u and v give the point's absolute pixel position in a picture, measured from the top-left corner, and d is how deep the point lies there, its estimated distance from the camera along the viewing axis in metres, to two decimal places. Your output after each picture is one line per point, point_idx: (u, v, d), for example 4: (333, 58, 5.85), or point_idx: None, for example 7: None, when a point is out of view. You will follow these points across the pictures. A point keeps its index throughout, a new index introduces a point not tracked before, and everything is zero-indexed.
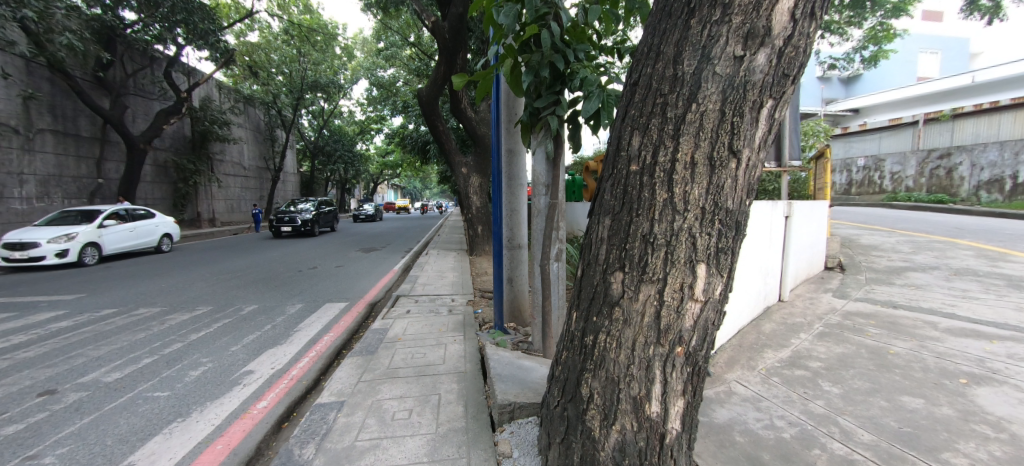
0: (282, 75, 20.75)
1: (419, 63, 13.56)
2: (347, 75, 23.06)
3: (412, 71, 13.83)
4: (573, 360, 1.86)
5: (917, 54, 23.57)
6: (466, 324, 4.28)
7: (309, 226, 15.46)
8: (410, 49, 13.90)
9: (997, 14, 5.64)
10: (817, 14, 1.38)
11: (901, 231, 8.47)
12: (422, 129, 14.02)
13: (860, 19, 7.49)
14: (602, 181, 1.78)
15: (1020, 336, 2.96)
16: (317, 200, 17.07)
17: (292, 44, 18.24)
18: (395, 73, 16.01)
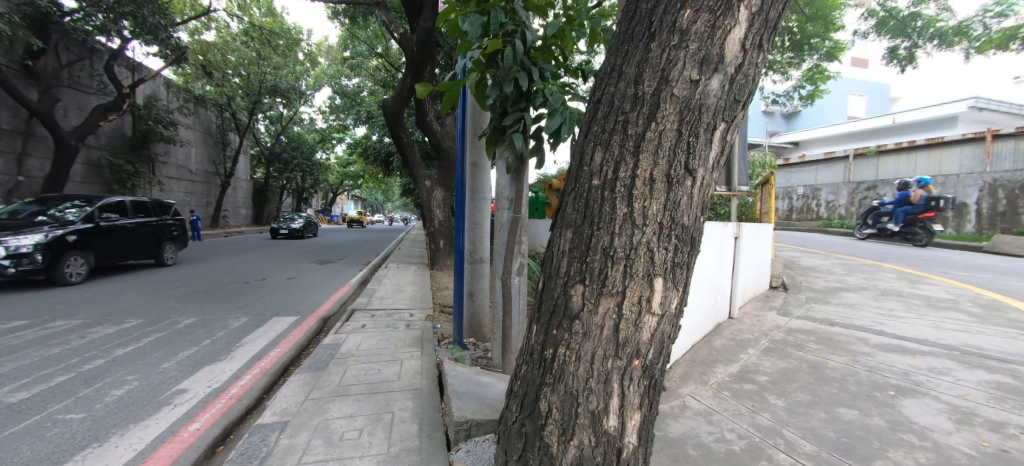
0: (239, 77, 19.88)
1: (385, 73, 13.44)
2: (310, 81, 22.51)
3: (378, 81, 13.68)
4: (532, 375, 1.83)
5: (846, 96, 26.30)
6: (423, 340, 4.14)
7: (43, 261, 6.82)
8: (377, 60, 13.78)
9: (911, 63, 6.40)
10: (763, 47, 1.51)
11: (835, 254, 9.19)
12: (386, 140, 13.81)
13: (798, 60, 8.25)
14: (564, 194, 1.81)
15: (938, 351, 3.26)
16: (109, 203, 8.41)
17: (252, 46, 17.51)
18: (360, 82, 15.77)
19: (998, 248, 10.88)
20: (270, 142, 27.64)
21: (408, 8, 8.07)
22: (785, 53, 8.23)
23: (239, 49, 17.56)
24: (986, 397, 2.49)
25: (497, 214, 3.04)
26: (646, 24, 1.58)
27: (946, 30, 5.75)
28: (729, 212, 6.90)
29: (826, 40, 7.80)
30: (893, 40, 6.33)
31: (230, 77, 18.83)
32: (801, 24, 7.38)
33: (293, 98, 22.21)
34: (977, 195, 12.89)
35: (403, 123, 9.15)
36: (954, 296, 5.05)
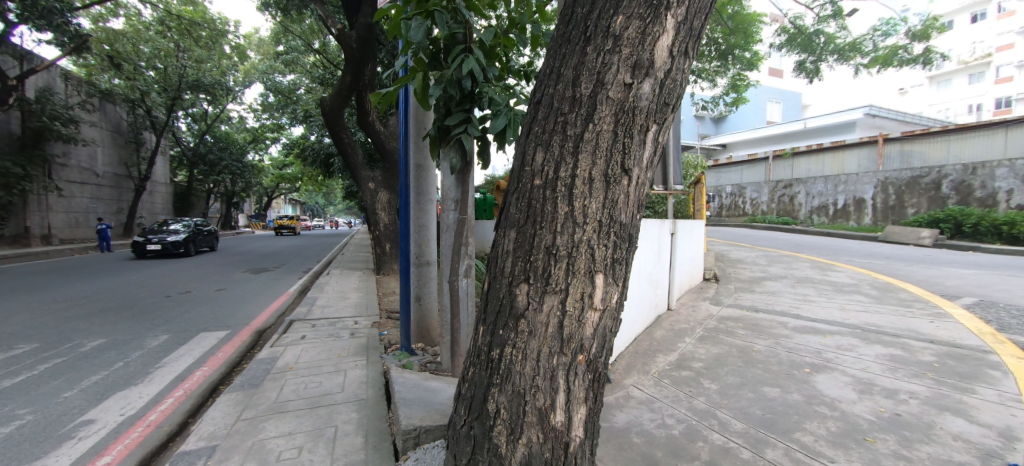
0: (154, 70, 18.08)
1: (323, 71, 12.80)
2: (238, 77, 21.09)
3: (315, 78, 13.03)
4: (479, 377, 1.82)
5: (766, 103, 28.97)
6: (369, 348, 3.98)
7: None
8: (314, 56, 13.14)
9: (816, 75, 7.16)
10: (688, 54, 1.61)
11: (760, 247, 10.06)
12: (326, 141, 13.22)
13: (724, 69, 8.97)
14: (507, 195, 1.82)
15: (844, 330, 3.67)
16: None
17: (170, 37, 16.01)
18: (296, 79, 15.01)
19: (889, 237, 12.50)
20: (194, 142, 25.34)
21: (346, 4, 7.79)
22: (711, 61, 8.86)
23: (153, 40, 15.99)
24: (881, 368, 2.84)
25: (443, 216, 3.00)
26: (582, 28, 1.63)
27: (843, 46, 6.50)
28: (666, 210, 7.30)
29: (746, 51, 8.51)
30: (801, 54, 7.06)
31: (143, 70, 17.05)
32: (724, 36, 8.03)
33: (219, 94, 20.62)
34: (872, 191, 14.79)
35: (344, 123, 8.81)
36: (855, 281, 5.71)
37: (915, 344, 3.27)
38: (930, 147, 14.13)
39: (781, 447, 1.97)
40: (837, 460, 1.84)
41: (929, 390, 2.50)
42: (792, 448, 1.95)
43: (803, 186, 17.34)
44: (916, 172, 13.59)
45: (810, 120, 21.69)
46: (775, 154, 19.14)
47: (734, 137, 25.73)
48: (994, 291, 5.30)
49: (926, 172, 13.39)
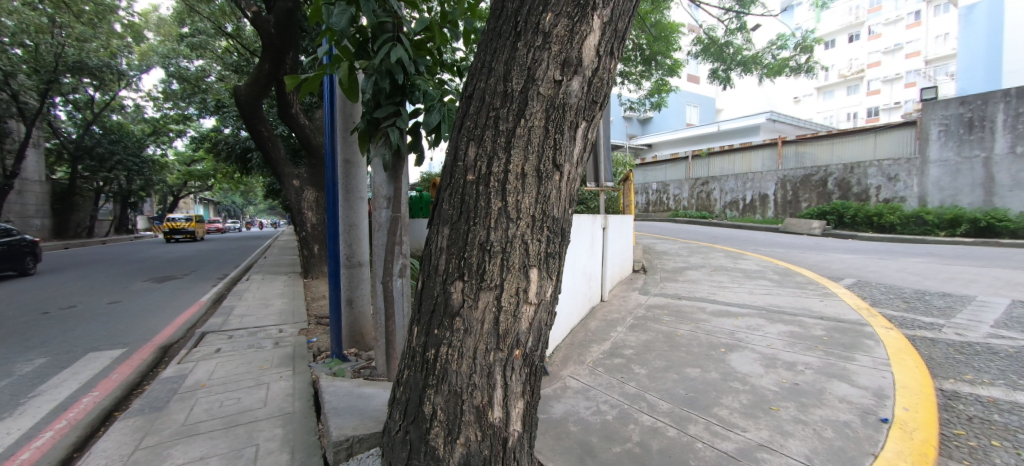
0: (19, 47, 15.30)
1: (237, 57, 11.69)
2: (133, 60, 18.56)
3: (228, 65, 11.85)
4: (414, 379, 1.78)
5: (686, 107, 31.47)
6: (296, 357, 3.71)
7: None
8: (226, 40, 11.91)
9: (726, 83, 7.81)
10: (614, 54, 1.67)
11: (681, 239, 10.89)
12: (242, 134, 12.13)
13: (648, 74, 9.58)
14: (439, 191, 1.79)
15: (753, 312, 4.10)
16: None
17: (39, 9, 13.62)
18: (204, 65, 13.53)
19: (789, 228, 14.20)
20: (76, 134, 21.80)
21: None
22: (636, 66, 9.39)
23: (18, 11, 13.56)
24: (783, 344, 3.20)
25: (374, 214, 2.89)
26: (512, 23, 1.64)
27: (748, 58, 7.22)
28: (597, 205, 7.60)
29: (667, 58, 9.14)
30: (714, 63, 7.65)
31: None
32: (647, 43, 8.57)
33: (107, 78, 17.95)
34: (774, 188, 16.66)
35: (263, 115, 8.18)
36: (760, 267, 6.40)
37: (808, 321, 3.74)
38: (819, 148, 15.80)
39: (702, 422, 2.17)
40: (747, 430, 2.07)
41: (820, 360, 2.87)
42: (712, 423, 2.15)
43: (718, 183, 19.02)
44: (808, 171, 15.59)
45: (725, 123, 23.88)
46: (694, 154, 20.37)
47: (659, 138, 27.50)
48: (865, 272, 6.24)
49: (815, 171, 15.41)
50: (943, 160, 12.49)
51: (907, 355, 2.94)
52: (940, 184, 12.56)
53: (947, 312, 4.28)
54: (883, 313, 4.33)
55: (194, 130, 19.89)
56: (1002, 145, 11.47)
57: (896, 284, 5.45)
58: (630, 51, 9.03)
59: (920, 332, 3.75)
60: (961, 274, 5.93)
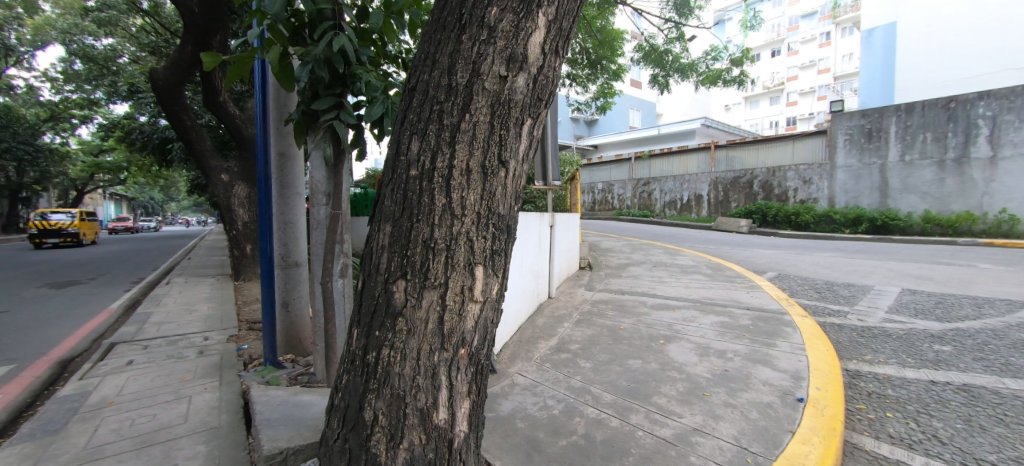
0: None
1: (154, 37, 10.58)
2: (23, 34, 16.10)
3: (143, 46, 10.68)
4: (354, 383, 1.71)
5: (629, 110, 32.90)
6: (223, 366, 3.42)
7: None
8: (140, 17, 10.65)
9: (665, 88, 8.14)
10: (560, 52, 1.69)
11: (623, 237, 11.35)
12: (160, 123, 11.07)
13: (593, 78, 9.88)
14: (381, 186, 1.73)
15: (689, 304, 4.37)
16: None
17: None
18: (113, 44, 11.99)
19: (720, 226, 15.32)
20: None
21: None
22: (582, 68, 9.55)
23: None
24: (714, 334, 3.44)
25: (312, 211, 2.75)
26: (456, 16, 1.61)
27: (684, 65, 7.64)
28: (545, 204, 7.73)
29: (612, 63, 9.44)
30: (654, 69, 8.01)
31: None
32: (592, 48, 8.87)
33: None
34: (708, 189, 17.88)
35: (184, 102, 7.59)
36: (694, 263, 6.84)
37: (736, 311, 4.06)
38: (745, 153, 17.09)
39: (642, 411, 2.27)
40: (683, 415, 2.21)
41: (746, 347, 3.12)
42: (651, 411, 2.27)
43: (658, 184, 19.97)
44: (737, 174, 16.95)
45: (665, 128, 25.27)
46: (637, 155, 21.21)
47: (605, 140, 28.50)
48: (782, 266, 6.90)
49: (743, 174, 16.78)
50: (848, 166, 14.08)
51: (819, 339, 3.28)
52: (846, 187, 14.15)
53: (850, 300, 4.84)
54: (799, 302, 4.80)
55: (102, 117, 17.71)
56: (894, 154, 13.14)
57: (808, 276, 6.08)
58: (576, 53, 9.18)
59: (828, 319, 4.22)
60: (860, 266, 6.72)
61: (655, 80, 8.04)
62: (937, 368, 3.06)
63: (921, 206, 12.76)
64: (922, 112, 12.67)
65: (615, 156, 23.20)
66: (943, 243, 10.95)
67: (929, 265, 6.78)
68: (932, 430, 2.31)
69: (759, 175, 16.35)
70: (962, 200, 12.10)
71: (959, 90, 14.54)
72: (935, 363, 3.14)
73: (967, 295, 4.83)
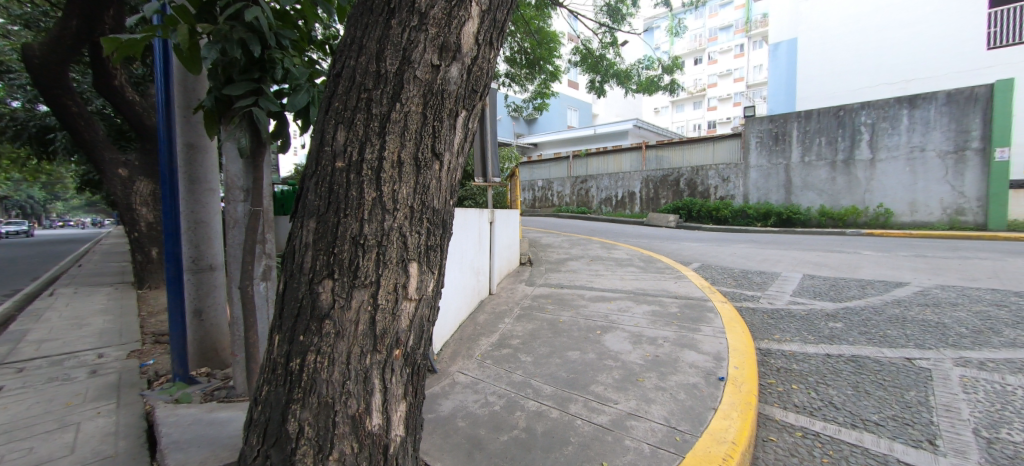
0: None
1: (28, 9, 9.10)
2: None
3: (11, 18, 9.12)
4: (276, 394, 1.58)
5: (567, 110, 33.90)
6: (122, 386, 3.02)
7: None
8: None
9: (600, 93, 8.44)
10: (495, 44, 1.69)
11: (564, 233, 11.68)
12: (39, 110, 9.58)
13: (532, 80, 9.97)
14: (304, 179, 1.62)
15: (624, 295, 4.60)
16: None
17: None
18: None
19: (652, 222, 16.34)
20: None
21: None
22: (521, 68, 9.64)
23: None
24: (647, 322, 3.65)
25: (228, 209, 2.56)
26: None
27: (620, 71, 7.99)
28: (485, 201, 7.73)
29: (550, 65, 9.59)
30: (592, 75, 8.30)
31: None
32: (530, 48, 8.95)
33: None
34: (640, 187, 18.98)
35: (70, 86, 6.63)
36: (628, 256, 7.23)
37: (666, 300, 4.34)
38: (672, 153, 18.30)
39: (581, 400, 2.34)
40: (619, 402, 2.31)
41: (675, 334, 3.34)
42: (589, 400, 2.35)
43: (595, 181, 20.82)
44: (665, 173, 18.16)
45: (600, 128, 26.37)
46: (574, 154, 21.88)
47: (545, 138, 29.14)
48: (705, 257, 7.51)
49: (671, 173, 18.00)
50: (759, 166, 15.67)
51: (736, 323, 3.59)
52: (758, 185, 15.72)
53: (762, 286, 5.38)
54: (719, 290, 5.24)
55: None
56: (796, 155, 14.85)
57: (726, 266, 6.66)
58: (515, 53, 9.26)
59: (744, 303, 4.66)
60: (769, 255, 7.50)
61: (592, 85, 8.32)
62: (832, 342, 3.49)
63: (817, 202, 14.54)
64: (818, 119, 14.39)
65: (554, 154, 23.77)
66: (834, 233, 12.61)
67: (822, 253, 7.73)
68: (830, 398, 2.64)
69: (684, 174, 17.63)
70: (850, 196, 13.94)
71: (846, 101, 16.40)
72: (830, 338, 3.58)
73: (853, 278, 5.57)
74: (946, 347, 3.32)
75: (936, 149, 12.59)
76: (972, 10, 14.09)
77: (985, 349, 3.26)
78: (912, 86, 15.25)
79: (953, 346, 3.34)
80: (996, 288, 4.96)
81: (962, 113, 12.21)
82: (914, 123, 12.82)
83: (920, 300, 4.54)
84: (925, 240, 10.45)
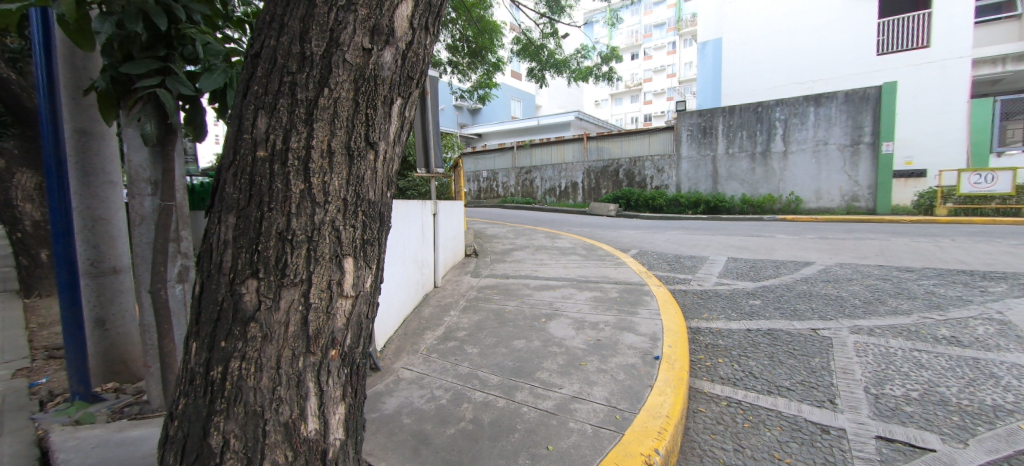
0: None
1: None
2: None
3: None
4: (195, 407, 1.45)
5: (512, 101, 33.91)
6: (3, 412, 2.61)
7: None
8: None
9: (542, 82, 8.51)
10: (430, 29, 1.63)
11: (509, 224, 11.77)
12: None
13: (474, 68, 9.82)
14: (220, 169, 1.46)
15: (568, 283, 4.74)
16: None
17: None
18: None
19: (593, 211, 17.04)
20: None
21: None
22: (463, 56, 9.47)
23: None
24: (589, 308, 3.80)
25: (133, 205, 2.30)
26: None
27: (559, 61, 8.10)
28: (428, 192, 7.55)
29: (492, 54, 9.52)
30: (533, 64, 8.34)
31: None
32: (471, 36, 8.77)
33: None
34: (582, 177, 19.62)
35: None
36: (571, 245, 7.45)
37: (607, 286, 4.53)
38: (611, 144, 19.02)
39: (527, 388, 2.40)
40: (563, 386, 2.40)
41: (615, 318, 3.51)
42: (535, 386, 2.41)
43: (539, 172, 21.14)
44: (605, 164, 18.91)
45: (544, 119, 26.69)
46: (518, 144, 21.98)
47: (489, 128, 29.01)
48: (642, 244, 7.93)
49: (611, 164, 18.77)
50: (689, 157, 16.77)
51: (670, 305, 3.85)
52: (688, 175, 16.83)
53: (692, 270, 5.79)
54: (655, 274, 5.57)
55: None
56: (721, 148, 16.08)
57: (661, 251, 7.09)
58: (457, 40, 9.07)
59: (676, 286, 5.00)
60: (697, 241, 8.10)
61: (534, 74, 8.38)
62: (751, 318, 3.85)
63: (739, 190, 15.90)
64: (740, 114, 15.63)
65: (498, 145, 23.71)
66: (754, 220, 13.89)
67: (743, 237, 8.49)
68: (749, 368, 2.92)
69: (623, 165, 18.44)
70: (767, 185, 15.39)
71: (764, 98, 17.92)
72: (750, 315, 3.95)
73: (768, 259, 6.18)
74: (843, 317, 3.81)
75: (837, 143, 14.22)
76: (865, 19, 15.89)
77: (872, 318, 3.77)
78: (817, 86, 16.91)
79: (849, 316, 3.84)
80: (880, 264, 5.75)
81: (857, 111, 13.86)
82: (819, 120, 14.34)
83: (823, 277, 5.15)
84: (826, 224, 11.84)
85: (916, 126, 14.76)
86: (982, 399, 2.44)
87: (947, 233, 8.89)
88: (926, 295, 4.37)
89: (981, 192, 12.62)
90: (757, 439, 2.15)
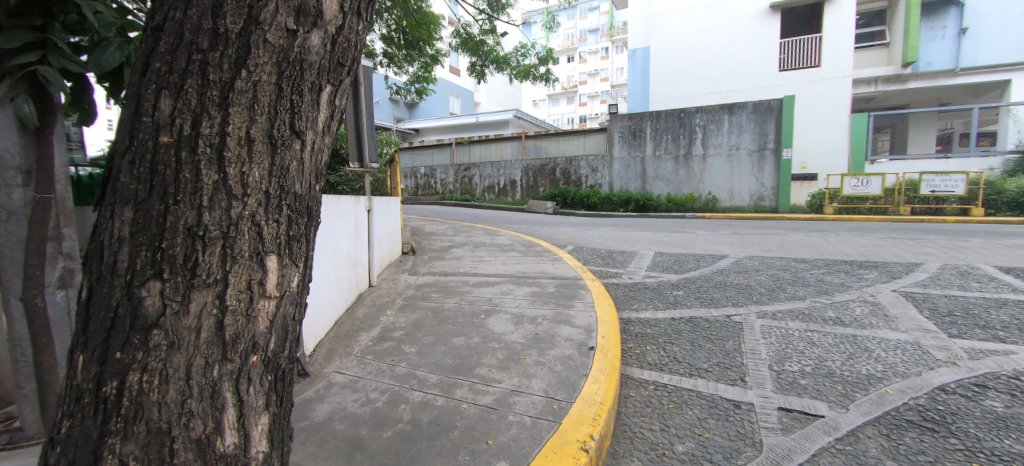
0: None
1: None
2: None
3: None
4: (83, 428, 1.27)
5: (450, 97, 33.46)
6: None
7: None
8: None
9: (483, 77, 8.49)
10: (362, 14, 1.57)
11: (448, 220, 11.64)
12: None
13: (411, 60, 9.51)
14: (113, 156, 1.29)
15: (508, 279, 4.81)
16: None
17: None
18: None
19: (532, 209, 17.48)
20: None
21: None
22: (398, 48, 9.12)
23: None
24: (527, 303, 3.89)
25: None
26: None
27: (499, 57, 8.14)
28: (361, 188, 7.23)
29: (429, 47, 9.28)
30: (473, 58, 8.29)
31: None
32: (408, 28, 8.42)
33: None
34: (520, 175, 19.94)
35: None
36: (510, 241, 7.56)
37: (544, 281, 4.66)
38: (548, 143, 19.50)
39: (467, 385, 2.40)
40: (502, 381, 2.44)
41: (552, 311, 3.63)
42: (474, 383, 2.42)
43: (478, 169, 21.14)
44: (544, 162, 19.36)
45: (483, 117, 26.69)
46: (457, 141, 21.74)
47: (427, 124, 28.38)
48: (577, 240, 8.28)
49: (549, 162, 19.25)
50: (621, 158, 17.75)
51: (603, 297, 4.06)
52: (620, 175, 17.81)
53: (621, 264, 6.15)
54: (589, 269, 5.84)
55: None
56: (649, 150, 17.22)
57: (594, 247, 7.44)
58: (392, 31, 8.69)
59: (608, 280, 5.29)
60: (626, 237, 8.61)
61: (474, 68, 8.34)
62: (675, 308, 4.19)
63: (665, 190, 17.13)
64: (665, 119, 16.83)
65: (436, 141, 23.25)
66: (677, 217, 15.08)
67: (666, 232, 9.19)
68: (673, 354, 3.17)
69: (560, 164, 19.03)
70: (688, 185, 16.74)
71: (689, 104, 19.46)
72: (673, 304, 4.29)
73: (688, 253, 6.74)
74: (750, 304, 4.28)
75: (746, 148, 15.80)
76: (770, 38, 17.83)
77: (774, 303, 4.28)
78: (732, 96, 18.69)
79: (755, 302, 4.32)
80: (780, 256, 6.53)
81: (763, 120, 15.53)
82: (732, 127, 15.87)
83: (734, 268, 5.73)
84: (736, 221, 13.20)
85: (811, 136, 16.89)
86: (859, 369, 2.89)
87: (829, 228, 10.33)
88: (816, 282, 5.03)
89: (859, 193, 14.75)
90: (680, 418, 2.35)
